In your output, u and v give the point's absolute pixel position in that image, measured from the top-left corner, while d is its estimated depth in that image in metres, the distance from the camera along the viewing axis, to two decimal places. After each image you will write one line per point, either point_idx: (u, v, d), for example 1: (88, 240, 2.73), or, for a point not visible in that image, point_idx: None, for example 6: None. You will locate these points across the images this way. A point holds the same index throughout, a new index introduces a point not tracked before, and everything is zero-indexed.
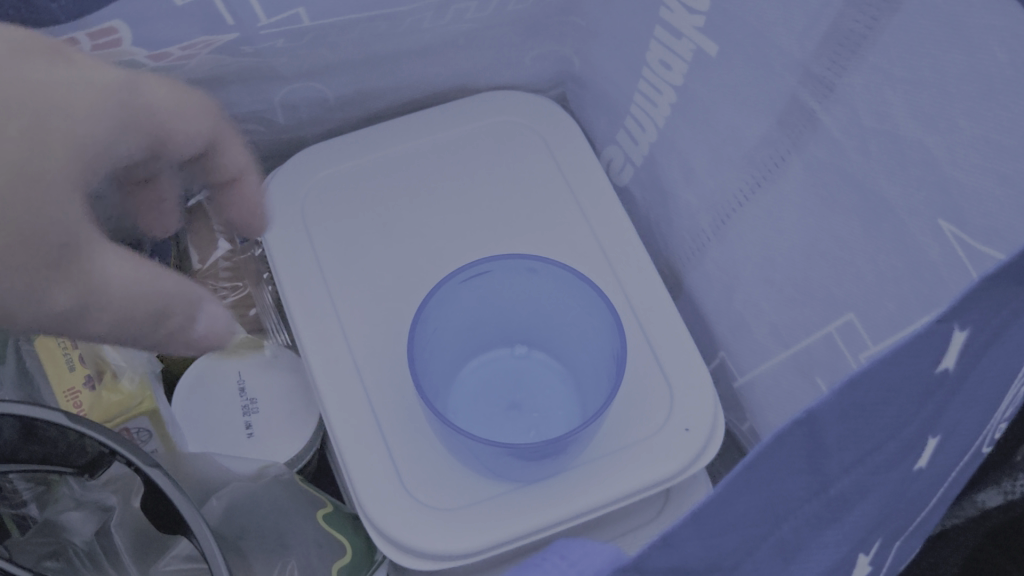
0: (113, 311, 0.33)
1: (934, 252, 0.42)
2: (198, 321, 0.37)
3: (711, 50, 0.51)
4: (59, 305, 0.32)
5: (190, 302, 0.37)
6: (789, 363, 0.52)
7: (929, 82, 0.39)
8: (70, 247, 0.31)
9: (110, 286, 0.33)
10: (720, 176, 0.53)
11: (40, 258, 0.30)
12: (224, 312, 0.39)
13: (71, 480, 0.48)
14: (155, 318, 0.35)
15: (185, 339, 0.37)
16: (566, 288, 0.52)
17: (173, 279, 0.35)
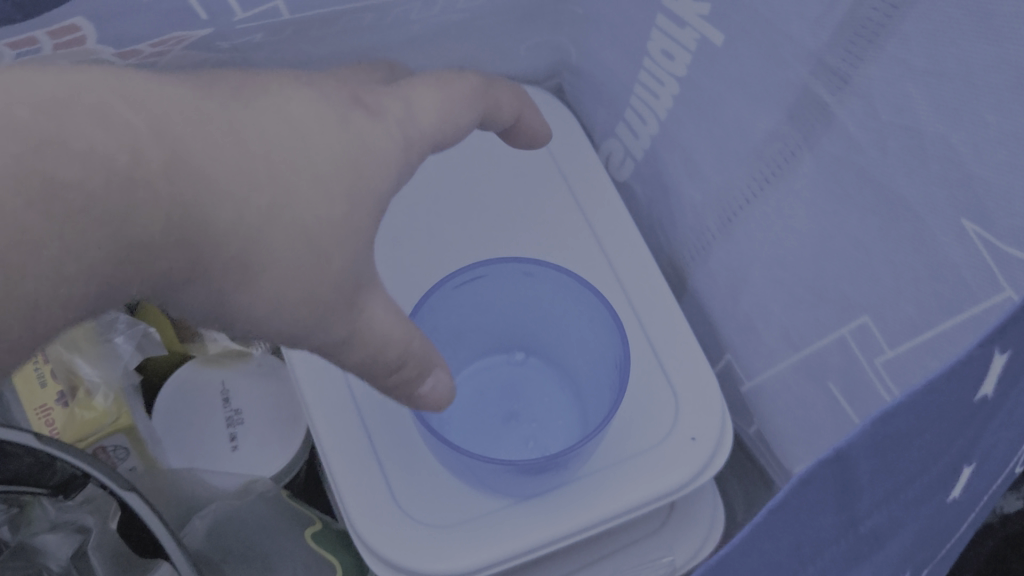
0: (371, 348, 0.39)
1: (956, 253, 0.39)
2: (427, 383, 0.42)
3: (717, 39, 0.48)
4: (331, 337, 0.37)
5: (428, 366, 0.41)
6: (799, 367, 0.50)
7: (953, 73, 0.36)
8: (351, 286, 0.37)
9: (376, 327, 0.38)
10: (726, 172, 0.51)
11: (321, 291, 0.36)
12: (449, 389, 0.43)
13: (46, 500, 0.46)
14: (391, 368, 0.40)
15: (410, 396, 0.42)
16: (566, 291, 0.50)
17: (400, 328, 0.39)
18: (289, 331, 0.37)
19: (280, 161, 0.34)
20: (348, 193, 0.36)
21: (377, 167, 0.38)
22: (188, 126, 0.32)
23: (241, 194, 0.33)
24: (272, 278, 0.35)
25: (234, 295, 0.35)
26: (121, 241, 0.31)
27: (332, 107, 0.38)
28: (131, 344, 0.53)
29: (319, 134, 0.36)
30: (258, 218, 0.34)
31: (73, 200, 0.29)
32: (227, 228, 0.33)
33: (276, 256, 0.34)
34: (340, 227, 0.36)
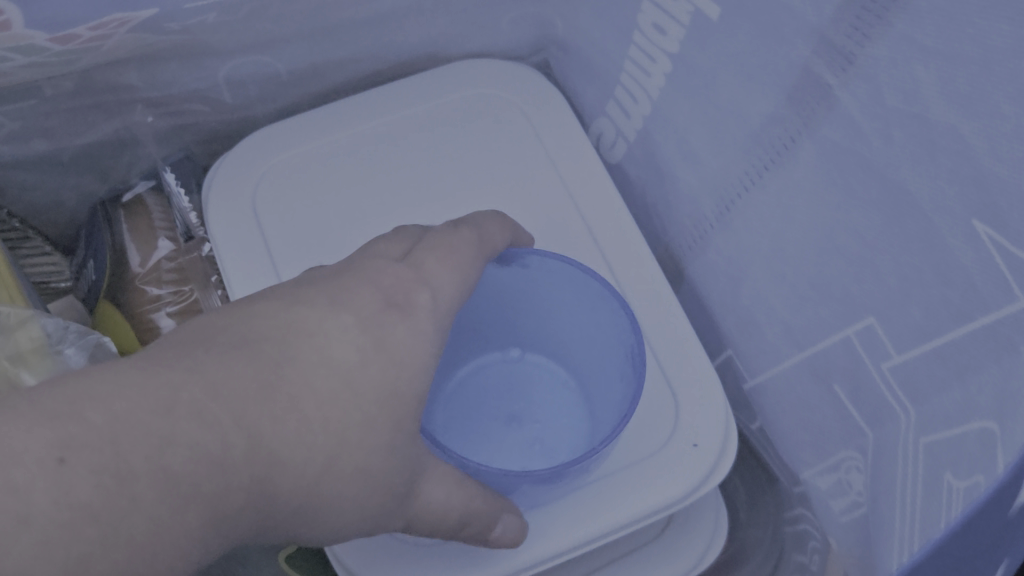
0: (434, 519, 0.39)
1: (967, 257, 0.35)
2: (496, 530, 0.42)
3: (712, 12, 0.44)
4: (393, 521, 0.38)
5: (495, 518, 0.41)
6: (805, 366, 0.46)
7: (969, 56, 0.32)
8: (399, 480, 0.37)
9: (433, 504, 0.38)
10: (721, 157, 0.47)
11: (378, 499, 0.37)
12: (519, 523, 0.43)
13: None
14: (455, 528, 0.40)
15: (482, 541, 0.42)
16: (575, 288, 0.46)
17: (455, 492, 0.39)
18: (350, 528, 0.37)
19: (330, 407, 0.35)
20: (390, 414, 0.37)
21: (412, 366, 0.38)
22: (258, 406, 0.33)
23: (301, 440, 0.34)
24: (336, 497, 0.36)
25: (308, 522, 0.36)
26: (223, 518, 0.32)
27: (349, 332, 0.37)
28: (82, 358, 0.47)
29: (361, 359, 0.37)
30: (314, 467, 0.35)
31: (192, 491, 0.31)
32: (288, 482, 0.34)
33: (342, 485, 0.36)
34: (390, 433, 0.37)
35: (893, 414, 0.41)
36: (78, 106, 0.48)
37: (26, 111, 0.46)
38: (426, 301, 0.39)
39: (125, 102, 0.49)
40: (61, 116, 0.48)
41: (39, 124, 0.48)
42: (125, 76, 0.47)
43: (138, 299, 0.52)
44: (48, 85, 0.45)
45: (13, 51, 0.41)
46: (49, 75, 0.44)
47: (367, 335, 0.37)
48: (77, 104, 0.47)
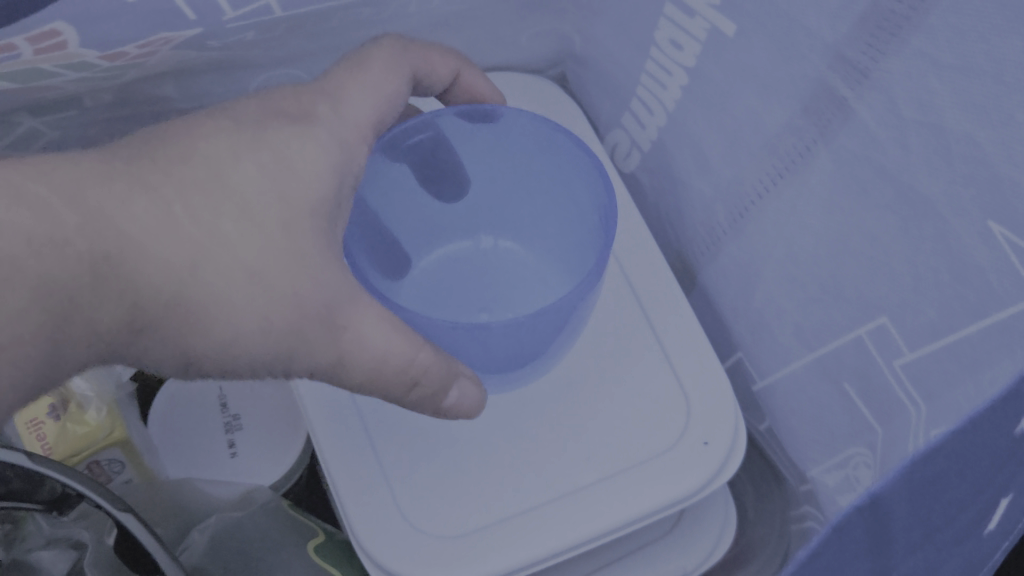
0: (369, 364, 0.39)
1: (981, 256, 0.37)
2: (450, 395, 0.42)
3: (729, 29, 0.46)
4: (322, 358, 0.39)
5: (449, 378, 0.42)
6: (815, 365, 0.49)
7: (982, 69, 0.34)
8: (322, 311, 0.38)
9: (367, 348, 0.39)
10: (737, 166, 0.49)
11: (290, 321, 0.38)
12: (475, 387, 0.44)
13: (39, 516, 0.45)
14: (404, 385, 0.40)
15: (433, 404, 0.42)
16: (526, 122, 0.50)
17: (401, 342, 0.39)
18: (262, 359, 0.38)
19: (246, 223, 0.37)
20: (319, 230, 0.39)
21: (334, 183, 0.40)
22: (97, 188, 0.35)
23: (206, 249, 0.36)
24: (237, 304, 0.37)
25: (199, 332, 0.37)
26: (132, 301, 0.35)
27: (263, 147, 0.39)
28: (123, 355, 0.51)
29: (269, 186, 0.38)
30: (224, 272, 0.37)
31: (117, 273, 0.35)
32: (208, 280, 0.36)
33: (244, 298, 0.37)
34: (324, 259, 0.38)
35: (903, 410, 0.44)
36: (114, 118, 0.49)
37: (63, 121, 0.48)
38: (358, 113, 0.43)
39: (159, 113, 0.50)
40: (96, 127, 0.49)
41: (76, 133, 0.49)
42: (160, 89, 0.49)
43: None
44: (87, 97, 0.47)
45: (65, 68, 0.43)
46: (90, 89, 0.46)
47: (281, 146, 0.39)
48: (112, 115, 0.49)
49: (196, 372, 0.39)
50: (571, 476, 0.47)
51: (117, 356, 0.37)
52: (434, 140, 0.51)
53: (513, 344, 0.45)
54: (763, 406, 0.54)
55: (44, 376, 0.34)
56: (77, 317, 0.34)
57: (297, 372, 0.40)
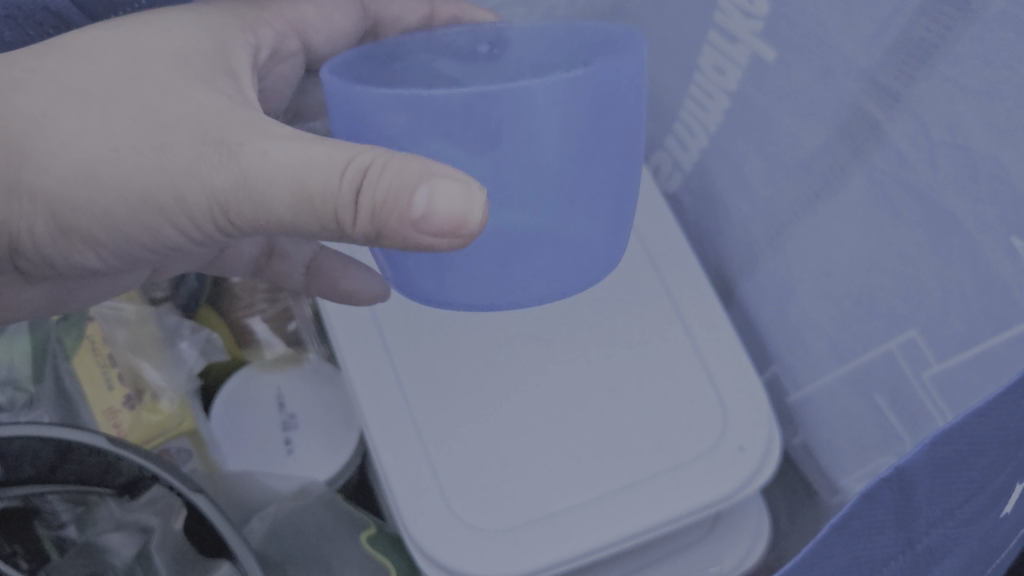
0: (285, 179, 0.32)
1: (1005, 270, 0.39)
2: (417, 198, 0.30)
3: (768, 55, 0.49)
4: (218, 184, 0.32)
5: (399, 189, 0.30)
6: (846, 377, 0.51)
7: (1006, 95, 0.36)
8: (208, 125, 0.33)
9: (270, 157, 0.32)
10: (774, 185, 0.52)
11: (170, 137, 0.33)
12: (464, 182, 0.30)
13: (110, 501, 0.48)
14: (348, 201, 0.31)
15: (399, 213, 0.31)
16: (532, 44, 0.39)
17: (325, 152, 0.31)
18: (140, 190, 0.33)
19: (80, 63, 0.35)
20: (179, 69, 0.36)
21: (217, 54, 0.39)
22: None
23: (20, 87, 0.34)
24: (69, 132, 0.33)
25: (30, 173, 0.34)
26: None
27: (125, 22, 0.38)
28: (195, 349, 0.59)
29: (120, 46, 0.36)
30: (44, 100, 0.33)
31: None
32: (27, 111, 0.33)
33: (81, 118, 0.33)
34: (186, 89, 0.35)
35: (932, 419, 0.46)
36: None
37: None
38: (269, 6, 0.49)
39: None
40: None
41: None
42: None
43: (237, 306, 0.64)
44: None
45: None
46: None
47: (158, 24, 0.39)
48: None
49: (82, 238, 0.36)
50: (610, 476, 0.50)
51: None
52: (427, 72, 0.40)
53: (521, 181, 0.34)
54: (796, 417, 0.57)
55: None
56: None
57: (201, 209, 0.34)
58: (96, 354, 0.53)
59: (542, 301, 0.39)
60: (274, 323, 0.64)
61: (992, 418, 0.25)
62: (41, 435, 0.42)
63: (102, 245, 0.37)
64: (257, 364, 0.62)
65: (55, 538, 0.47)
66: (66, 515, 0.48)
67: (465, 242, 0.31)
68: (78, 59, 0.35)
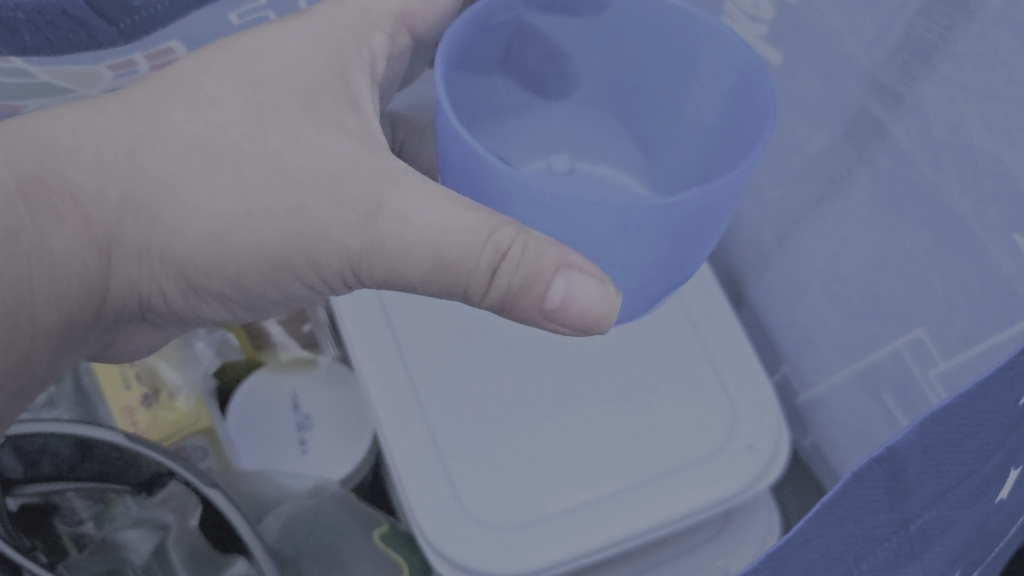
0: (422, 245, 0.35)
1: (1011, 266, 0.40)
2: (555, 288, 0.34)
3: (772, 59, 0.49)
4: (349, 241, 0.37)
5: (543, 273, 0.34)
6: (856, 376, 0.52)
7: (1005, 93, 0.37)
8: (345, 177, 0.36)
9: (412, 223, 0.35)
10: (781, 188, 0.53)
11: (313, 196, 0.36)
12: (600, 285, 0.33)
13: (129, 496, 0.49)
14: (487, 267, 0.35)
15: (537, 292, 0.35)
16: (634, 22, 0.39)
17: (465, 224, 0.34)
18: (273, 252, 0.38)
19: (206, 113, 0.37)
20: (305, 111, 0.38)
21: (337, 81, 0.40)
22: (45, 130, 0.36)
23: (149, 144, 0.37)
24: (200, 193, 0.37)
25: (163, 232, 0.37)
26: (83, 218, 0.36)
27: (243, 48, 0.40)
28: (210, 349, 0.61)
29: (241, 86, 0.38)
30: (172, 160, 0.37)
31: (57, 188, 0.36)
32: (156, 172, 0.36)
33: (210, 182, 0.37)
34: (315, 139, 0.37)
35: None
36: None
37: None
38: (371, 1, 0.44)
39: None
40: None
41: None
42: None
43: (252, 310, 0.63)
44: None
45: None
46: None
47: (273, 45, 0.40)
48: None
49: (210, 293, 0.40)
50: (617, 476, 0.51)
51: (103, 284, 0.39)
52: (518, 32, 0.40)
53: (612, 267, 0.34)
54: (809, 416, 0.58)
55: (12, 310, 0.35)
56: (37, 245, 0.36)
57: (332, 265, 0.38)
58: None
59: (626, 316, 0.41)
60: (290, 326, 0.64)
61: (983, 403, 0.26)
62: (58, 431, 0.45)
63: (230, 302, 0.41)
64: (270, 364, 0.63)
65: (73, 533, 0.47)
66: (84, 513, 0.48)
67: (595, 332, 0.36)
68: (205, 108, 0.38)
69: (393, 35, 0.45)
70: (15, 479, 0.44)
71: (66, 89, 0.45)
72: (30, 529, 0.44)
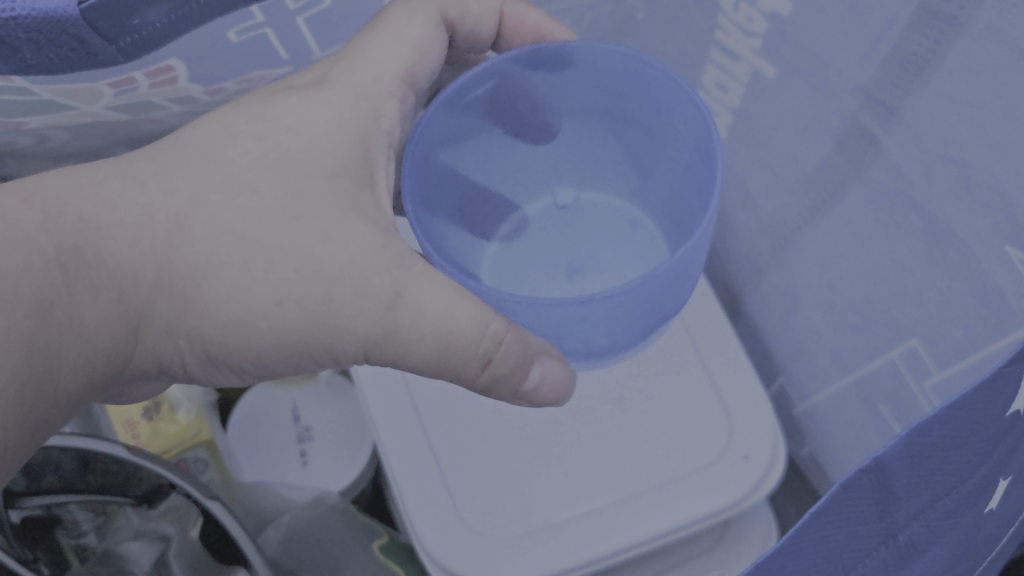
0: (433, 335, 0.37)
1: (1001, 278, 0.40)
2: (530, 375, 0.38)
3: (768, 72, 0.50)
4: (366, 331, 0.37)
5: (528, 360, 0.37)
6: (852, 387, 0.52)
7: (995, 105, 0.37)
8: (366, 271, 0.37)
9: (424, 315, 0.36)
10: (778, 201, 0.53)
11: (336, 288, 0.37)
12: (562, 365, 0.39)
13: (130, 509, 0.49)
14: (478, 364, 0.37)
15: (512, 381, 0.38)
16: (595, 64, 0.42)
17: (467, 317, 0.36)
18: (293, 339, 0.38)
19: (241, 195, 0.38)
20: (334, 192, 0.38)
21: (358, 152, 0.40)
22: (83, 198, 0.36)
23: (184, 228, 0.37)
24: (231, 280, 0.37)
25: (194, 312, 0.37)
26: (117, 293, 0.36)
27: (273, 123, 0.40)
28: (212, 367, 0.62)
29: (270, 167, 0.39)
30: (209, 244, 0.37)
31: (94, 262, 0.36)
32: (192, 255, 0.37)
33: (241, 270, 0.37)
34: (341, 228, 0.37)
35: None
36: None
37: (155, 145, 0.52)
38: (384, 67, 0.43)
39: None
40: None
41: None
42: None
43: None
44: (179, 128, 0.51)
45: (171, 101, 0.48)
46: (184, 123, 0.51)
47: (299, 117, 0.40)
48: None
49: (229, 368, 0.39)
50: (615, 487, 0.51)
51: (129, 354, 0.37)
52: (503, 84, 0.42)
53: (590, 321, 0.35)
54: (805, 427, 0.59)
55: (35, 380, 0.34)
56: (70, 314, 0.35)
57: (348, 352, 0.38)
58: None
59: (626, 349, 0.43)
60: None
61: (971, 416, 0.26)
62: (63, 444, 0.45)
63: (248, 374, 0.40)
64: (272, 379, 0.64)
65: (75, 546, 0.48)
66: (86, 525, 0.49)
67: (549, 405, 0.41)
68: (237, 193, 0.38)
69: (402, 101, 0.44)
70: (17, 491, 0.45)
71: (67, 104, 0.46)
72: (31, 540, 0.45)
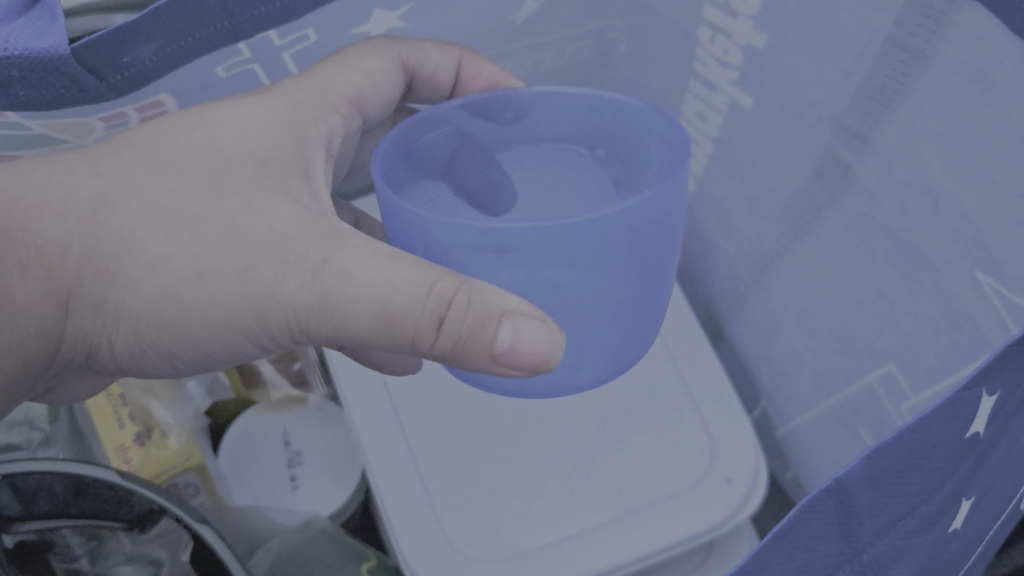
0: (362, 297, 0.37)
1: (971, 303, 0.40)
2: (503, 332, 0.35)
3: (745, 102, 0.51)
4: (300, 303, 0.38)
5: (484, 317, 0.35)
6: (831, 411, 0.53)
7: (961, 136, 0.38)
8: (290, 239, 0.38)
9: (355, 278, 0.37)
10: (758, 227, 0.55)
11: (260, 255, 0.38)
12: (540, 320, 0.35)
13: (121, 534, 0.50)
14: (431, 319, 0.36)
15: (486, 341, 0.36)
16: (552, 109, 0.44)
17: (409, 276, 0.36)
18: (221, 311, 0.39)
19: (163, 174, 0.39)
20: (259, 177, 0.40)
21: (293, 151, 0.43)
22: (10, 179, 0.38)
23: (109, 201, 0.38)
24: (156, 250, 0.38)
25: (120, 289, 0.38)
26: (46, 270, 0.37)
27: (202, 116, 0.42)
28: (201, 389, 0.64)
29: (194, 152, 0.40)
30: (134, 219, 0.38)
31: (23, 241, 0.37)
32: (117, 231, 0.38)
33: (165, 243, 0.38)
34: (266, 202, 0.39)
35: None
36: None
37: None
38: (331, 84, 0.48)
39: None
40: None
41: None
42: None
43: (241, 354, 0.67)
44: None
45: None
46: None
47: (234, 124, 0.42)
48: None
49: (158, 351, 0.41)
50: (601, 510, 0.52)
51: (58, 331, 0.39)
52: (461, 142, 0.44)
53: (528, 258, 0.34)
54: (788, 449, 0.60)
55: None
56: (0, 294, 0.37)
57: (280, 325, 0.39)
58: (109, 395, 0.58)
59: (594, 382, 0.44)
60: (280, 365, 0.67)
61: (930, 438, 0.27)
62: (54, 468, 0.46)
63: (176, 358, 0.42)
64: (263, 404, 0.67)
65: (68, 569, 0.48)
66: (78, 549, 0.49)
67: (548, 371, 0.36)
68: (161, 173, 0.39)
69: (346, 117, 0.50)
70: (14, 516, 0.46)
71: (59, 138, 0.46)
72: (25, 563, 0.46)
